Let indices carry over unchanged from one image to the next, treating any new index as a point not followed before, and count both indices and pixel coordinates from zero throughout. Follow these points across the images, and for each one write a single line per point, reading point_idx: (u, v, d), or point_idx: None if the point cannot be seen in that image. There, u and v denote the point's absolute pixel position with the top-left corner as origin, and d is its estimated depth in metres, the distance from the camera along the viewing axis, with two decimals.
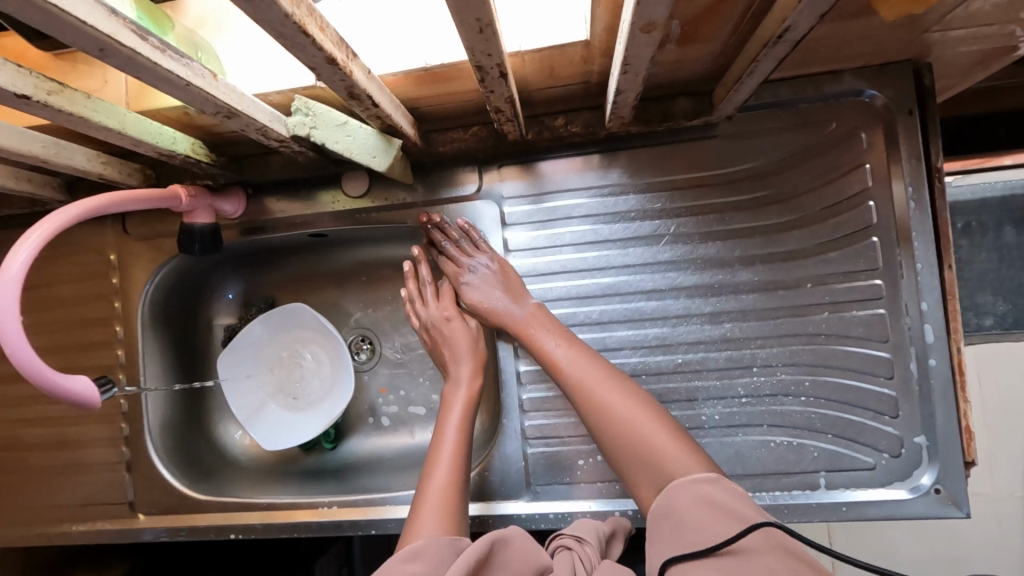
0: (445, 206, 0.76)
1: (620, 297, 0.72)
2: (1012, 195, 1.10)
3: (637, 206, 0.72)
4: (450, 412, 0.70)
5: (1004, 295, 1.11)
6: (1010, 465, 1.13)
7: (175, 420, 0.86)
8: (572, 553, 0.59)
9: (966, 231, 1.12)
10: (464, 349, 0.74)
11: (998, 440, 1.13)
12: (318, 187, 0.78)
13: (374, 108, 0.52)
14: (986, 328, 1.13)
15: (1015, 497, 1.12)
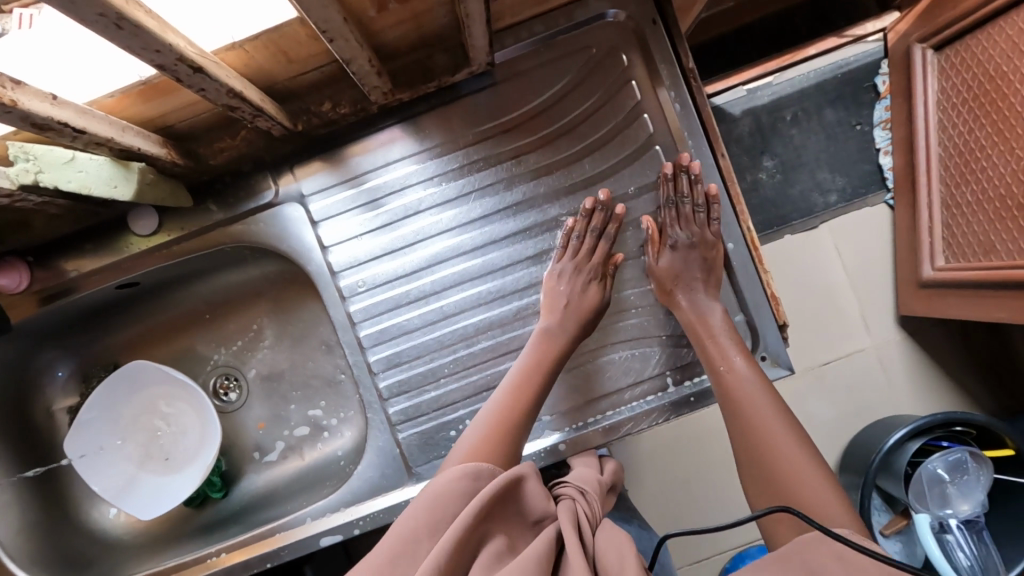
0: (249, 218, 0.73)
1: (447, 263, 0.73)
2: (824, 79, 1.18)
3: (440, 171, 0.73)
4: (538, 350, 0.68)
5: (838, 169, 1.19)
6: (882, 318, 1.22)
7: (26, 521, 0.79)
8: (575, 504, 0.57)
9: (796, 121, 1.18)
10: (583, 319, 0.69)
11: (869, 300, 1.22)
12: (108, 235, 0.72)
13: (84, 135, 0.49)
14: (832, 204, 1.20)
15: (893, 344, 1.22)
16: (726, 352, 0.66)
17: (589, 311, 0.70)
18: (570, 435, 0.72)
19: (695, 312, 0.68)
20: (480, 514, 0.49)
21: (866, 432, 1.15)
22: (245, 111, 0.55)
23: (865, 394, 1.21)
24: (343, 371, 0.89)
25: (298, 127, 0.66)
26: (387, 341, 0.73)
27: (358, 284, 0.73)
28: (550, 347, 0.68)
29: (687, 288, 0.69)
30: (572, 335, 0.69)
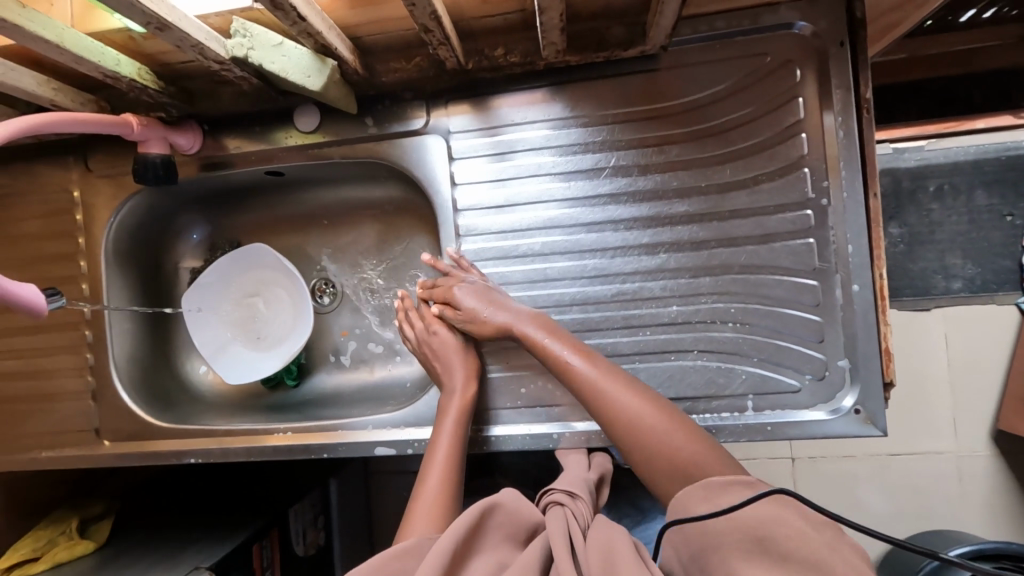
0: (394, 139, 0.78)
1: (561, 230, 0.74)
2: (985, 158, 1.08)
3: (578, 141, 0.74)
4: (446, 417, 0.70)
5: (973, 257, 1.09)
6: (978, 425, 1.12)
7: (138, 353, 0.89)
8: (564, 509, 0.61)
9: (939, 194, 1.09)
10: (454, 361, 0.74)
11: (969, 399, 1.12)
12: (272, 125, 0.79)
13: (302, 23, 0.54)
14: (955, 291, 1.10)
15: (979, 456, 1.12)
16: (555, 352, 0.66)
17: (451, 351, 0.74)
18: None
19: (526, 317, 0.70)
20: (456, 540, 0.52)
21: (925, 536, 1.06)
22: (430, 36, 0.60)
23: (934, 495, 1.13)
24: None
25: (470, 66, 0.70)
26: None
27: (474, 226, 0.77)
28: (449, 407, 0.71)
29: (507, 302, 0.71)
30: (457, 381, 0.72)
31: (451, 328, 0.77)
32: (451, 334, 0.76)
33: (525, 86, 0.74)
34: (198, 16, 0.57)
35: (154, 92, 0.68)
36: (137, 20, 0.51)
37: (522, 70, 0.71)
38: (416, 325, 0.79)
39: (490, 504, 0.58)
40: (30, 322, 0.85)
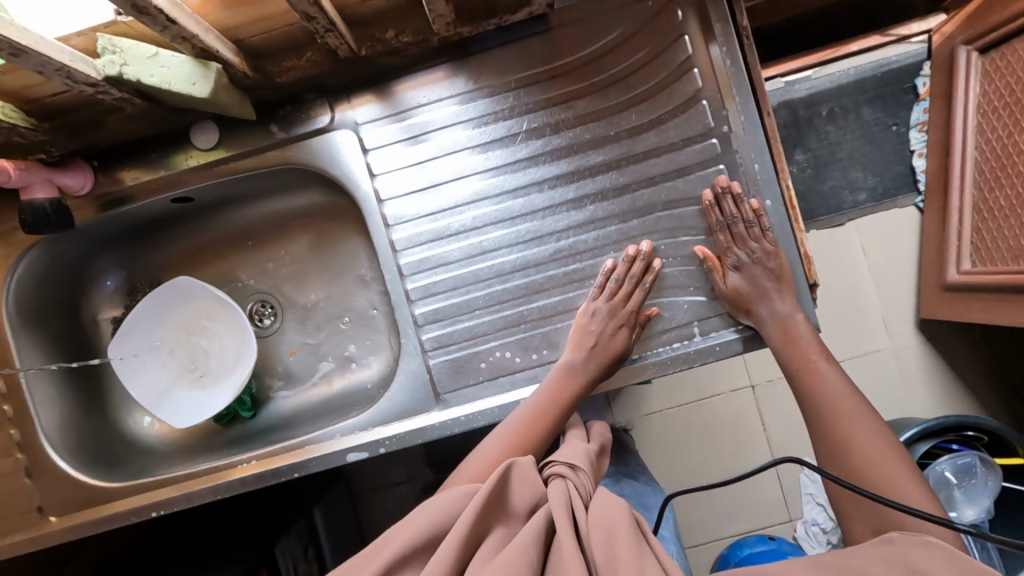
0: (302, 141, 0.76)
1: (490, 201, 0.75)
2: (864, 78, 1.16)
3: (491, 111, 0.75)
4: (561, 400, 0.69)
5: (871, 169, 1.19)
6: (904, 319, 1.22)
7: (69, 418, 0.83)
8: (566, 483, 0.58)
9: (832, 117, 1.17)
10: (606, 363, 0.71)
11: (890, 296, 1.22)
12: (167, 148, 0.75)
13: (174, 26, 0.51)
14: (862, 203, 1.20)
15: (910, 347, 1.22)
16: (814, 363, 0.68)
17: (616, 356, 0.71)
18: None
19: (775, 329, 0.69)
20: (469, 528, 0.50)
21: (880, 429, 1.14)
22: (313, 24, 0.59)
23: (878, 391, 1.22)
24: (373, 306, 0.92)
25: (363, 52, 0.69)
26: (425, 271, 0.75)
27: (404, 212, 0.76)
28: (567, 381, 0.70)
29: (759, 301, 0.69)
30: (595, 374, 0.71)
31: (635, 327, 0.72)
32: (630, 334, 0.72)
33: (422, 66, 0.74)
34: (59, 38, 0.54)
35: (25, 129, 0.64)
36: None
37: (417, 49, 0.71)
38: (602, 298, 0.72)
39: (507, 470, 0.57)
40: None
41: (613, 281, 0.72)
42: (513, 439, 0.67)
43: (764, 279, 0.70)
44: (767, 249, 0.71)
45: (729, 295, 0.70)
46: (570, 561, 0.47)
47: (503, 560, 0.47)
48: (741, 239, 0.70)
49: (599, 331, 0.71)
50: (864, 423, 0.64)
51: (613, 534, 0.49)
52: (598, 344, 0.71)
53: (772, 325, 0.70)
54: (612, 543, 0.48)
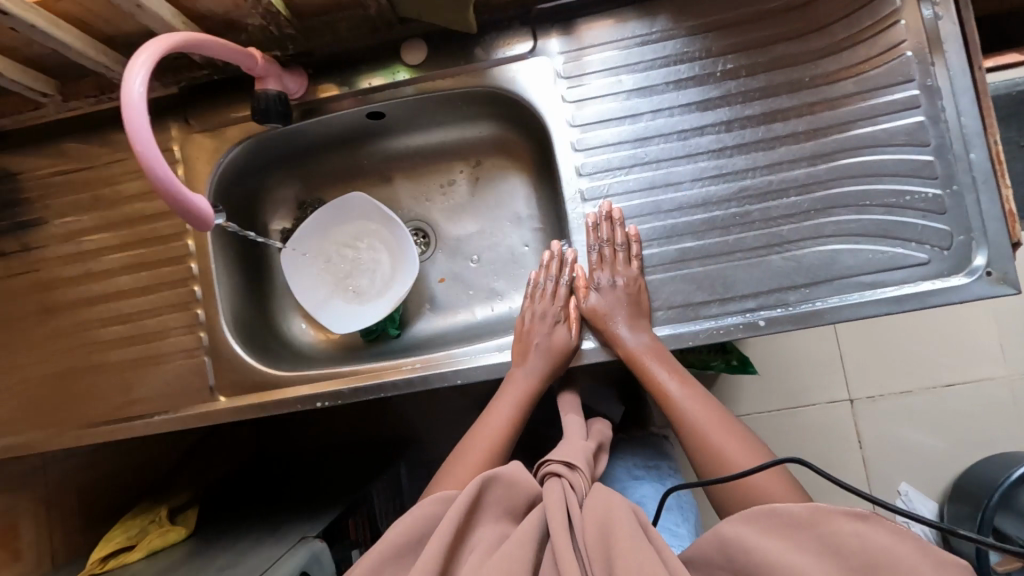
0: (499, 67, 0.80)
1: (678, 136, 0.76)
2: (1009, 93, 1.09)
3: (689, 51, 0.77)
4: (506, 404, 0.76)
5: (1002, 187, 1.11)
6: None
7: (242, 310, 0.88)
8: (563, 483, 0.65)
9: None
10: (547, 365, 0.76)
11: None
12: (377, 62, 0.81)
13: None
14: None
15: None
16: (657, 375, 0.72)
17: (561, 353, 0.77)
18: (773, 312, 0.73)
19: (637, 341, 0.73)
20: (455, 528, 0.57)
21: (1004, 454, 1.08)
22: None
23: None
24: (526, 243, 0.94)
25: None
26: (604, 199, 0.77)
27: (590, 141, 0.77)
28: (511, 390, 0.76)
29: (625, 318, 0.73)
30: (547, 370, 0.76)
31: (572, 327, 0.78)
32: (569, 332, 0.78)
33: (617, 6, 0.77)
34: None
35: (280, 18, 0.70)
36: None
37: None
38: (539, 302, 0.79)
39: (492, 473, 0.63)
40: (137, 284, 0.85)
41: (561, 284, 0.79)
42: (487, 442, 0.74)
43: (620, 304, 0.74)
44: (629, 275, 0.74)
45: (589, 314, 0.77)
46: (563, 554, 0.54)
47: (501, 555, 0.55)
48: (607, 262, 0.75)
49: (534, 345, 0.77)
50: (726, 426, 0.69)
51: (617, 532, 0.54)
52: (518, 352, 0.78)
53: (643, 335, 0.73)
54: (610, 540, 0.54)
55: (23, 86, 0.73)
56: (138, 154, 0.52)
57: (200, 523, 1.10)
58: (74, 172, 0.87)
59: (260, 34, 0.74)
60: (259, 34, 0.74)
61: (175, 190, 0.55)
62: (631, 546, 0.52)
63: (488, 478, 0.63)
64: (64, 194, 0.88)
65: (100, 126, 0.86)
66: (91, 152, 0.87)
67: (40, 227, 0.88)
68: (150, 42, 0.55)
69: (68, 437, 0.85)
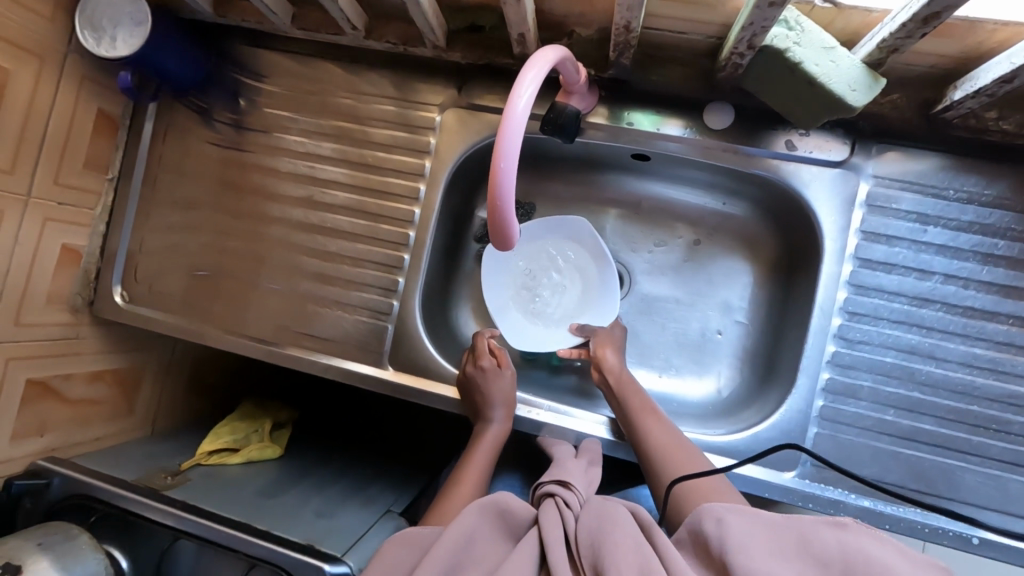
0: (799, 162, 0.73)
1: (964, 311, 0.70)
2: None
3: (1015, 228, 0.69)
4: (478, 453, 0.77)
5: None
6: None
7: (431, 288, 0.87)
8: (556, 500, 0.65)
9: None
10: (500, 398, 0.78)
11: None
12: (677, 109, 0.75)
13: (909, 24, 0.48)
14: None
15: None
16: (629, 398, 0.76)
17: (508, 398, 0.78)
18: (989, 533, 0.67)
19: (616, 364, 0.80)
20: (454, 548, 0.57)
21: None
22: (969, 76, 0.58)
23: None
24: (720, 329, 0.89)
25: (954, 118, 0.67)
26: (854, 345, 0.71)
27: (865, 279, 0.71)
28: (487, 442, 0.77)
29: (612, 346, 0.82)
30: (500, 418, 0.78)
31: (505, 365, 0.80)
32: (502, 370, 0.79)
33: (956, 152, 0.70)
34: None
35: (629, 50, 0.65)
36: None
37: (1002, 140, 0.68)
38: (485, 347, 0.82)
39: (485, 500, 0.62)
40: (351, 229, 0.84)
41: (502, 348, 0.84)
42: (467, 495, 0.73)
43: (611, 339, 0.83)
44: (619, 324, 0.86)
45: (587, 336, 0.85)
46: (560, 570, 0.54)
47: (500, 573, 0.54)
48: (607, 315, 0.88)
49: (500, 390, 0.78)
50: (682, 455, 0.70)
51: (608, 532, 0.55)
52: (481, 408, 0.78)
53: (619, 359, 0.81)
54: (599, 540, 0.55)
55: (344, 15, 0.72)
56: (495, 175, 0.53)
57: (289, 445, 1.12)
58: (327, 95, 0.85)
59: (590, 44, 0.72)
60: (586, 44, 0.72)
61: (503, 211, 0.55)
62: (624, 546, 0.53)
63: (481, 507, 0.62)
64: (310, 113, 0.86)
65: (370, 63, 0.84)
66: (352, 82, 0.85)
67: (276, 136, 0.87)
68: (539, 54, 0.55)
69: (234, 340, 0.86)
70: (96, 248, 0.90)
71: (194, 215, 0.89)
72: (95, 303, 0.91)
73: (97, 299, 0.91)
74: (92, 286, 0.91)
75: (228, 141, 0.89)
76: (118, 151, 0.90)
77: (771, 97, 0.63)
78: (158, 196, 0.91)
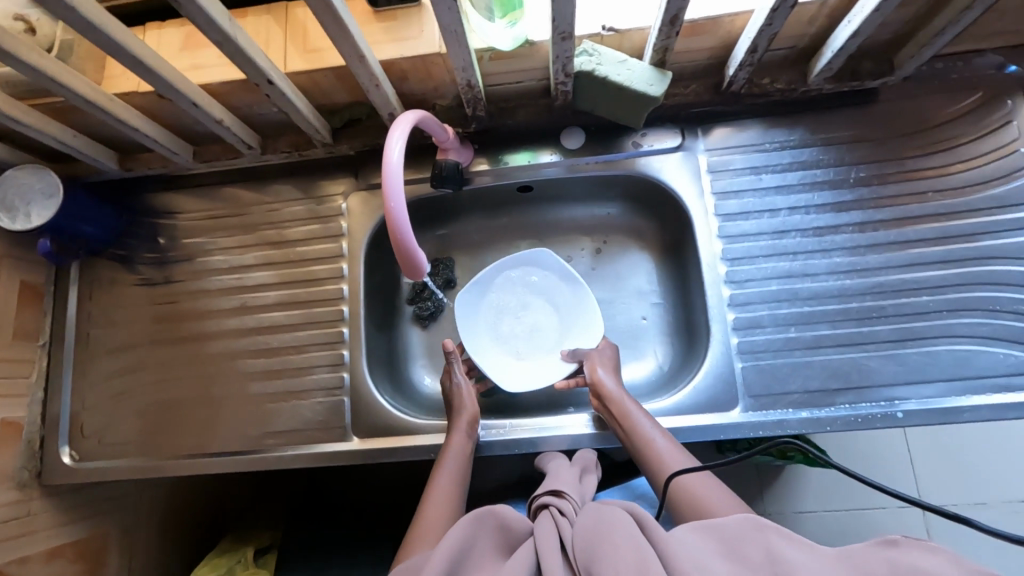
0: (648, 155, 0.88)
1: (814, 231, 0.83)
2: None
3: (824, 158, 0.85)
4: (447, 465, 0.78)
5: None
6: None
7: (377, 354, 0.92)
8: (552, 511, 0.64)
9: None
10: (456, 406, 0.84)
11: None
12: (539, 141, 0.90)
13: (666, 27, 0.64)
14: None
15: None
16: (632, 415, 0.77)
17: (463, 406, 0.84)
18: (909, 405, 0.76)
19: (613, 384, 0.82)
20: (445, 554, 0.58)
21: None
22: (731, 57, 0.77)
23: None
24: (644, 315, 0.99)
25: (741, 89, 0.84)
26: (742, 284, 0.83)
27: (731, 229, 0.85)
28: (450, 450, 0.79)
29: (605, 366, 0.85)
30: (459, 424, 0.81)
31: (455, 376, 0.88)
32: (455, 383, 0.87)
33: (758, 115, 0.87)
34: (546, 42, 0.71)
35: (480, 103, 0.80)
36: (557, 28, 0.62)
37: (783, 96, 0.86)
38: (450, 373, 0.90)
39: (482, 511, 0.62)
40: (288, 321, 0.89)
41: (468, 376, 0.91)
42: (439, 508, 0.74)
43: (605, 364, 0.85)
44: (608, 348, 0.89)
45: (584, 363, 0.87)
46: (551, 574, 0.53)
47: None
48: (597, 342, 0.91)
49: (466, 405, 0.83)
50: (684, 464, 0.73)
51: (611, 534, 0.54)
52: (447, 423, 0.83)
53: (613, 377, 0.83)
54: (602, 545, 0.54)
55: (238, 139, 0.84)
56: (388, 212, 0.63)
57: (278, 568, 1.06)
58: (240, 213, 0.94)
59: (452, 110, 0.87)
60: (449, 111, 0.86)
61: (406, 243, 0.66)
62: (622, 546, 0.52)
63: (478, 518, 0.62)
64: (227, 232, 0.94)
65: (272, 176, 0.95)
66: (260, 196, 0.95)
67: (200, 260, 0.94)
68: (403, 116, 0.67)
69: (196, 462, 0.86)
70: (36, 416, 0.90)
71: (134, 354, 0.92)
72: (42, 472, 0.89)
73: (46, 469, 0.89)
74: (38, 457, 0.89)
75: (154, 278, 0.94)
76: (47, 317, 0.93)
77: (600, 108, 0.79)
78: (93, 347, 0.93)
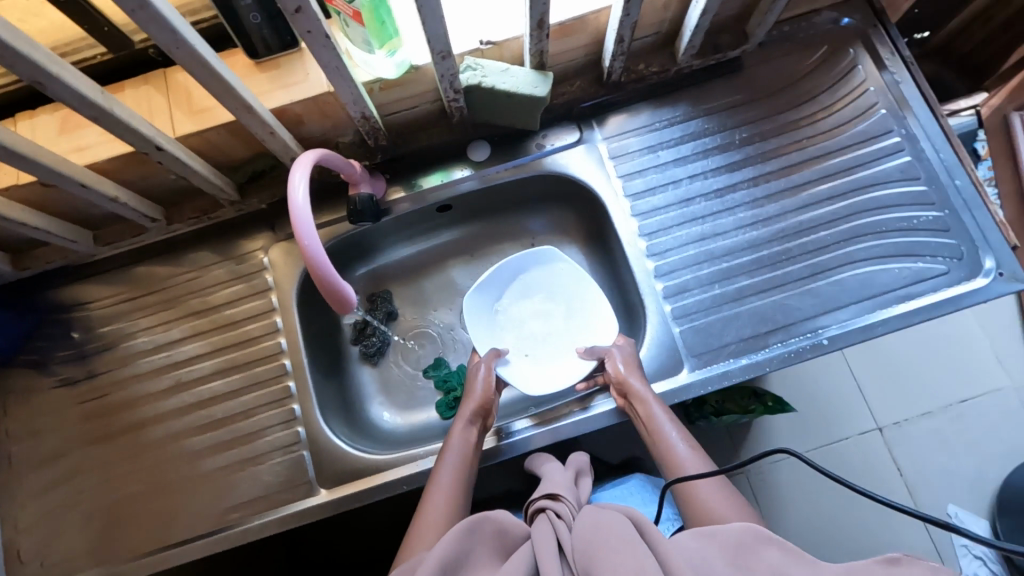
0: (553, 154, 0.93)
1: (716, 194, 0.90)
2: None
3: (709, 127, 0.92)
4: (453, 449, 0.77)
5: None
6: None
7: (330, 400, 0.90)
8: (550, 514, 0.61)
9: None
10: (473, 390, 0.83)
11: None
12: (447, 159, 0.92)
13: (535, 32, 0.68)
14: None
15: None
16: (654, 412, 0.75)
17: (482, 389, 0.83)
18: (831, 332, 0.82)
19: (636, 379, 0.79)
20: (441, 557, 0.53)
21: None
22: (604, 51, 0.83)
23: None
24: None
25: (621, 78, 0.90)
26: (663, 254, 0.88)
27: (642, 207, 0.90)
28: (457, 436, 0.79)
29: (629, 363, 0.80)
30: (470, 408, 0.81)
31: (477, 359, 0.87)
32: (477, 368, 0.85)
33: (642, 99, 0.93)
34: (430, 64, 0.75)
35: (381, 132, 0.82)
36: (433, 48, 0.65)
37: (659, 78, 0.92)
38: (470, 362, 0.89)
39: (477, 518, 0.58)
40: (229, 387, 0.86)
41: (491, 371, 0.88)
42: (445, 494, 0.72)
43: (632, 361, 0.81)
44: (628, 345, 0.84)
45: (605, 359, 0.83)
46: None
47: None
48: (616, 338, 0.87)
49: (474, 393, 0.82)
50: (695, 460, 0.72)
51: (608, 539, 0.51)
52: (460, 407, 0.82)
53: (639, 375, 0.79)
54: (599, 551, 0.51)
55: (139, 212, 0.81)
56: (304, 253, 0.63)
57: None
58: (158, 288, 0.91)
59: (356, 146, 0.88)
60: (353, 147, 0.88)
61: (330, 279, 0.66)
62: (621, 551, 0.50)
63: (472, 524, 0.57)
64: (147, 311, 0.90)
65: (185, 245, 0.92)
66: (176, 267, 0.91)
67: (122, 346, 0.89)
68: (299, 158, 0.67)
69: (155, 559, 0.81)
70: None
71: (66, 461, 0.86)
72: None
73: None
74: None
75: (74, 376, 0.89)
76: None
77: (494, 114, 0.83)
78: (18, 464, 0.86)
